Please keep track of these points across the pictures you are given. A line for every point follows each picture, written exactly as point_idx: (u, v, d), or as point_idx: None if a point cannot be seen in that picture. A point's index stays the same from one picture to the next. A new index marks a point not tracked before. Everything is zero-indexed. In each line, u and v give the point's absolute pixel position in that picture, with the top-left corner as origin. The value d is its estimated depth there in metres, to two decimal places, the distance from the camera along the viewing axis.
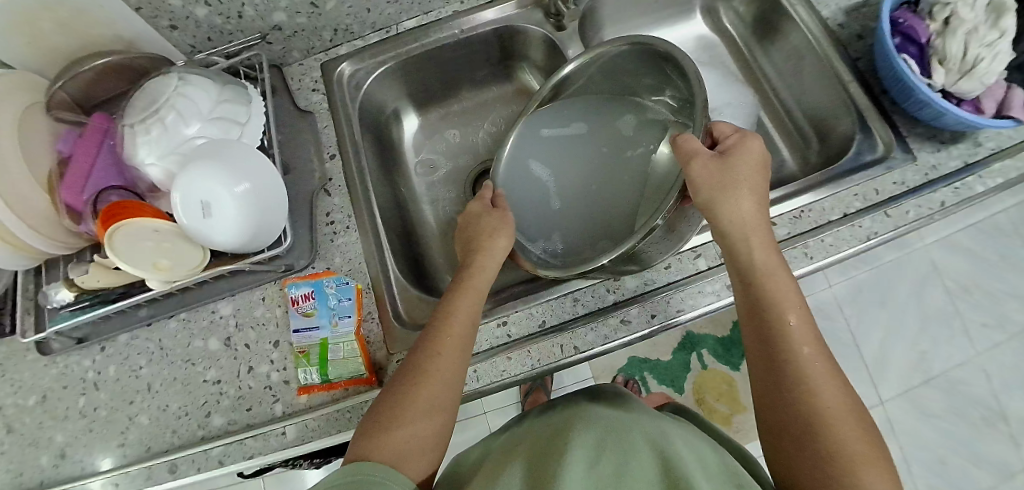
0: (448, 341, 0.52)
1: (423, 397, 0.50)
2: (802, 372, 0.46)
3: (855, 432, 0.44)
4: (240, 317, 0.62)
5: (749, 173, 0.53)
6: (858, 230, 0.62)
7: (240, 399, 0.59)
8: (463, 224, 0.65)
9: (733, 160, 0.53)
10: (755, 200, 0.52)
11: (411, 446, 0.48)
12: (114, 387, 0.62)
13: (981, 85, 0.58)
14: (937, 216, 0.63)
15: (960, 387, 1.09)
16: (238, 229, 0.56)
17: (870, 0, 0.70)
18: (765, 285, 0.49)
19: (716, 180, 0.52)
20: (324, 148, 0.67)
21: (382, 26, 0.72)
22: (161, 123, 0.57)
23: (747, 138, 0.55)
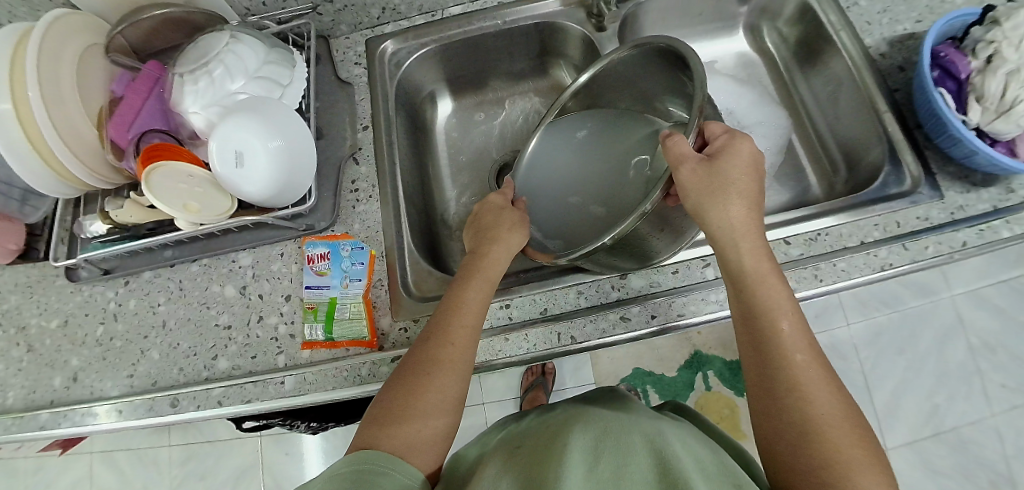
0: (460, 322, 0.54)
1: (437, 375, 0.52)
2: (794, 381, 0.48)
3: (849, 435, 0.46)
4: (258, 269, 0.64)
5: (739, 176, 0.55)
6: (873, 259, 0.61)
7: (247, 346, 0.61)
8: (479, 212, 0.66)
9: (721, 163, 0.55)
10: (744, 204, 0.54)
11: (421, 427, 0.50)
12: (133, 320, 0.65)
13: (1017, 128, 0.57)
14: (958, 256, 0.61)
15: (971, 446, 1.05)
16: (265, 181, 0.58)
17: (917, 34, 0.70)
18: (761, 296, 0.51)
19: (705, 185, 0.55)
20: (358, 119, 0.69)
21: (428, 10, 0.75)
22: (209, 76, 0.60)
23: (736, 138, 0.57)
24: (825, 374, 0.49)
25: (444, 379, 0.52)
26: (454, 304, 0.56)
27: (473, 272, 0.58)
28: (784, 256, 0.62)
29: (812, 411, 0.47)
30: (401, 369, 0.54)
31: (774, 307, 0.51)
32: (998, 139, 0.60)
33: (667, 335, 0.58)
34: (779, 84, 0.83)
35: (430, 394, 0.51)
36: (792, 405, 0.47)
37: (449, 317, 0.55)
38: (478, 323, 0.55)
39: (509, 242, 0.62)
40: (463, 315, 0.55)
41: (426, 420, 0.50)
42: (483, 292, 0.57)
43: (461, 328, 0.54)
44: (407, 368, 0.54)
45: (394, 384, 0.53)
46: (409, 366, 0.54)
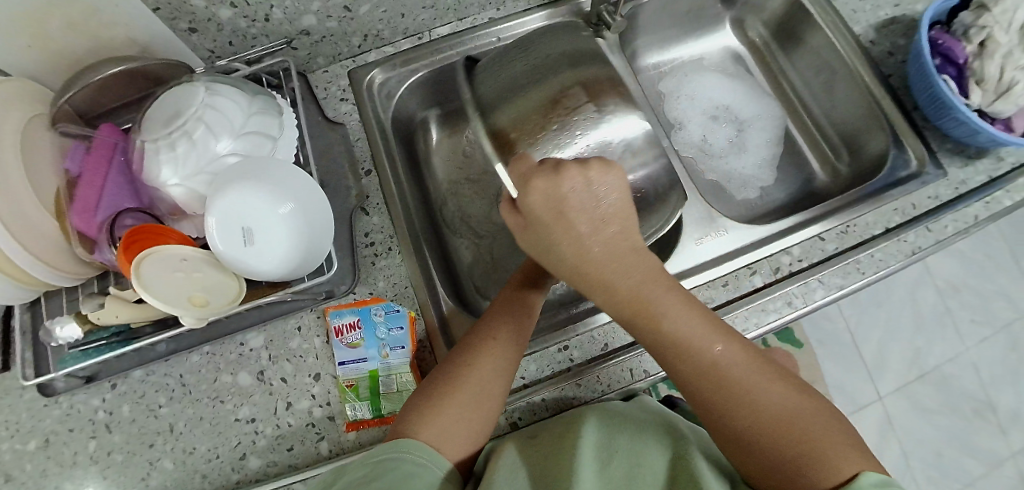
0: (505, 313, 0.52)
1: (479, 365, 0.49)
2: (721, 414, 0.42)
3: (799, 441, 0.40)
4: (274, 349, 0.57)
5: (563, 224, 0.40)
6: (902, 244, 0.63)
7: (279, 439, 0.54)
8: None
9: (534, 215, 0.40)
10: (594, 246, 0.40)
11: (457, 423, 0.47)
12: (130, 429, 0.56)
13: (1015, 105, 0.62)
14: (972, 230, 0.65)
15: (952, 382, 1.14)
16: (282, 250, 0.50)
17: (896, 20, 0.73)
18: (652, 337, 0.42)
19: (535, 249, 0.43)
20: (358, 163, 0.62)
21: (414, 32, 0.68)
22: (189, 138, 0.52)
23: (539, 178, 0.40)
24: (768, 389, 0.42)
25: (493, 374, 0.49)
26: (499, 302, 0.54)
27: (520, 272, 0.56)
28: (822, 252, 0.63)
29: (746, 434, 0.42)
30: (436, 367, 0.51)
31: (676, 344, 0.42)
32: (998, 117, 0.65)
33: None
34: (766, 73, 0.84)
35: (467, 387, 0.48)
36: (722, 424, 0.42)
37: (498, 313, 0.52)
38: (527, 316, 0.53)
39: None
40: (515, 311, 0.52)
41: (461, 416, 0.47)
42: (538, 290, 0.55)
43: (509, 324, 0.51)
44: (442, 365, 0.51)
45: (427, 383, 0.50)
46: (443, 362, 0.51)
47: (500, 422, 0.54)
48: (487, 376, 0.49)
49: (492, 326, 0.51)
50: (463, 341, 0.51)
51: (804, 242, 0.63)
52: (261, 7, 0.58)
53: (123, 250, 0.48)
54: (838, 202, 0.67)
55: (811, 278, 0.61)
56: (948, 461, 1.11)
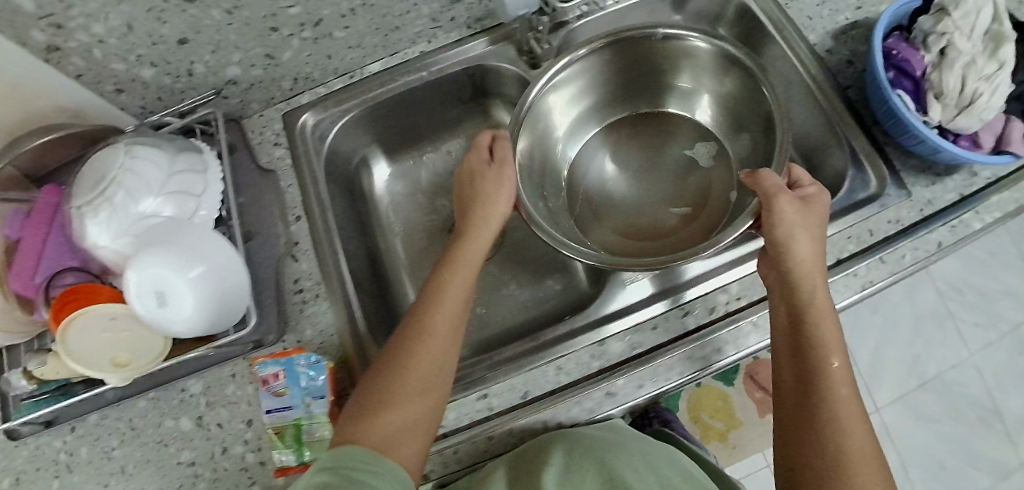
0: (438, 310, 0.54)
1: (413, 366, 0.50)
2: (832, 420, 0.49)
3: (851, 459, 0.48)
4: (212, 395, 0.59)
5: (809, 218, 0.54)
6: (850, 278, 0.60)
7: (216, 482, 0.57)
8: (460, 179, 0.61)
9: (812, 205, 0.55)
10: (811, 249, 0.53)
11: (398, 427, 0.48)
12: (90, 469, 0.58)
13: (979, 121, 0.57)
14: (935, 257, 0.61)
15: (955, 388, 1.08)
16: (196, 314, 0.52)
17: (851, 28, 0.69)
18: (825, 364, 0.51)
19: (816, 221, 0.55)
20: (288, 210, 0.64)
21: (344, 71, 0.68)
22: (110, 203, 0.53)
23: (822, 192, 0.57)
24: (855, 399, 0.51)
25: (431, 372, 0.51)
26: (433, 297, 0.54)
27: (450, 262, 0.57)
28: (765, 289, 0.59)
29: (801, 449, 0.50)
30: (374, 369, 0.52)
31: (831, 357, 0.51)
32: (960, 134, 0.60)
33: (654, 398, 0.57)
34: None
35: (410, 390, 0.49)
36: (840, 446, 0.49)
37: (433, 313, 0.53)
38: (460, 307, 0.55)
39: (497, 213, 0.59)
40: (446, 308, 0.54)
41: (404, 417, 0.48)
42: (469, 279, 0.57)
43: (442, 320, 0.53)
44: (382, 367, 0.51)
45: (369, 387, 0.51)
46: (382, 364, 0.52)
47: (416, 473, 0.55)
48: (425, 374, 0.50)
49: (423, 323, 0.53)
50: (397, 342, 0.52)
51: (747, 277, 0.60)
52: (184, 63, 0.59)
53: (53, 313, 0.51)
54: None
55: (744, 321, 0.57)
56: (954, 474, 1.05)
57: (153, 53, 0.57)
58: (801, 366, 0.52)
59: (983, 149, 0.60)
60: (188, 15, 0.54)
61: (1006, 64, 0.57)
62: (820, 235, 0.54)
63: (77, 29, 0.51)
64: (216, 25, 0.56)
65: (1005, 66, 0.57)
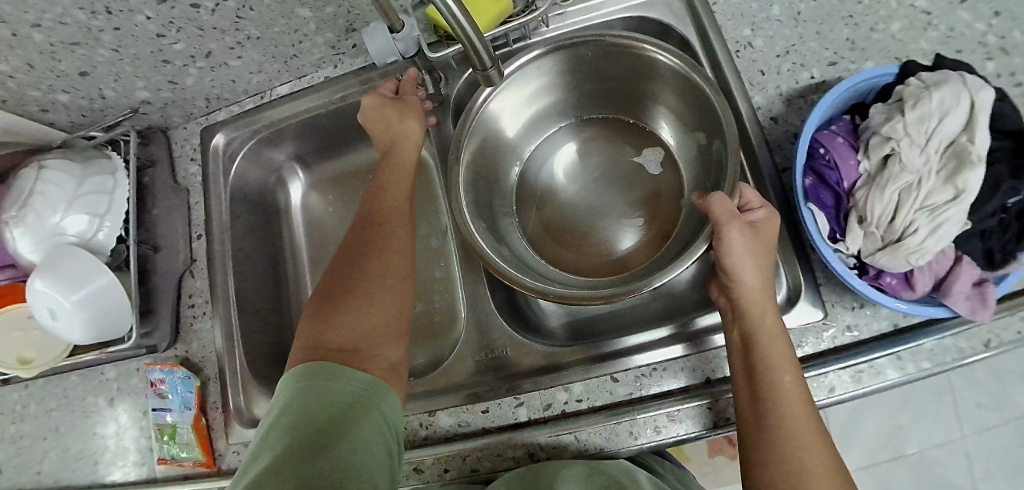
0: (380, 235, 0.53)
1: (357, 282, 0.50)
2: (783, 438, 0.43)
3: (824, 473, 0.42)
4: (121, 382, 0.69)
5: (763, 243, 0.48)
6: (706, 411, 0.51)
7: (117, 456, 0.68)
8: (369, 124, 0.58)
9: (762, 228, 0.48)
10: (763, 269, 0.48)
11: (372, 349, 0.47)
12: (35, 422, 0.71)
13: (906, 263, 0.45)
14: (824, 403, 0.52)
15: (935, 470, 0.89)
16: (80, 332, 0.60)
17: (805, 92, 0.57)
18: (773, 382, 0.45)
19: (760, 251, 0.48)
20: (193, 228, 0.70)
21: (255, 92, 0.70)
22: (22, 222, 0.61)
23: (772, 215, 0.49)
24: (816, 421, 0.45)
25: (376, 332, 0.48)
26: (360, 273, 0.51)
27: (374, 229, 0.53)
28: (609, 396, 0.54)
29: (761, 466, 0.44)
30: (313, 325, 0.49)
31: (782, 379, 0.45)
32: (885, 271, 0.47)
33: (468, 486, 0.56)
34: None
35: (365, 355, 0.47)
36: (793, 456, 0.43)
37: (365, 283, 0.50)
38: (402, 248, 0.54)
39: (414, 127, 0.58)
40: (380, 271, 0.51)
41: (367, 341, 0.48)
42: (405, 239, 0.54)
43: (369, 277, 0.51)
44: (318, 327, 0.48)
45: (313, 337, 0.48)
46: (317, 318, 0.49)
47: None
48: (377, 338, 0.48)
49: (350, 277, 0.50)
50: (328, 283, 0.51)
51: (591, 378, 0.55)
52: (93, 89, 0.64)
53: None
54: (691, 329, 0.58)
55: (564, 434, 0.53)
56: None
57: (61, 82, 0.62)
58: (754, 385, 0.46)
59: (914, 293, 0.47)
60: (78, 53, 0.58)
61: (965, 194, 0.44)
62: (770, 257, 0.48)
63: None
64: (108, 61, 0.60)
65: (962, 196, 0.44)
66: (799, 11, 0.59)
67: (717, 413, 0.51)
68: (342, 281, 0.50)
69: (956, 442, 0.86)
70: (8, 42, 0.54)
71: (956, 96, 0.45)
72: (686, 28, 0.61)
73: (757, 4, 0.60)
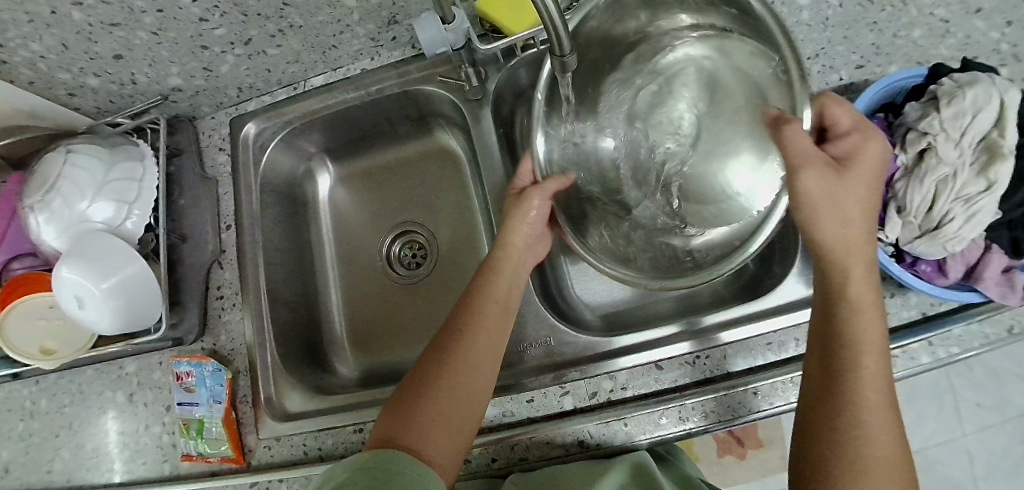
0: (485, 298, 0.54)
1: (450, 353, 0.51)
2: (856, 412, 0.41)
3: (882, 459, 0.40)
4: (141, 377, 0.67)
5: (853, 189, 0.45)
6: (751, 397, 0.53)
7: (137, 453, 0.65)
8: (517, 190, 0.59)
9: (850, 173, 0.45)
10: (862, 220, 0.45)
11: (433, 433, 0.47)
12: (47, 418, 0.69)
13: (942, 250, 0.49)
14: None
15: (938, 469, 0.88)
16: (106, 322, 0.58)
17: (835, 92, 0.60)
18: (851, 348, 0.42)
19: (835, 197, 0.45)
20: (221, 218, 0.69)
21: (289, 82, 0.70)
22: (49, 207, 0.59)
23: (867, 141, 0.46)
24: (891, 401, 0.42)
25: (440, 446, 0.47)
26: (462, 334, 0.52)
27: (472, 324, 0.52)
28: (654, 384, 0.55)
29: (829, 441, 0.41)
30: (391, 414, 0.49)
31: (863, 340, 0.42)
32: (920, 258, 0.51)
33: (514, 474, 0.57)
34: None
35: (424, 460, 0.46)
36: (852, 434, 0.41)
37: (467, 352, 0.51)
38: (499, 321, 0.53)
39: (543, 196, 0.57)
40: (465, 379, 0.50)
41: (438, 418, 0.48)
42: (496, 355, 0.52)
43: (456, 370, 0.50)
44: (400, 422, 0.47)
45: (392, 425, 0.48)
46: (406, 397, 0.49)
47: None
48: (443, 445, 0.47)
49: (451, 349, 0.51)
50: (433, 350, 0.52)
51: (634, 367, 0.56)
52: (124, 75, 0.63)
53: (5, 293, 0.61)
54: (709, 325, 0.56)
55: (613, 421, 0.54)
56: None
57: (93, 65, 0.60)
58: (838, 324, 0.43)
59: (948, 279, 0.51)
60: (116, 35, 0.57)
61: (996, 186, 0.48)
62: (868, 213, 0.45)
63: (18, 48, 0.55)
64: (145, 44, 0.59)
65: (994, 189, 0.48)
66: (826, 16, 0.62)
67: (745, 404, 0.53)
68: (427, 368, 0.51)
69: (956, 441, 0.88)
70: (45, 20, 0.53)
71: (988, 95, 0.48)
72: None
73: (788, 8, 0.63)
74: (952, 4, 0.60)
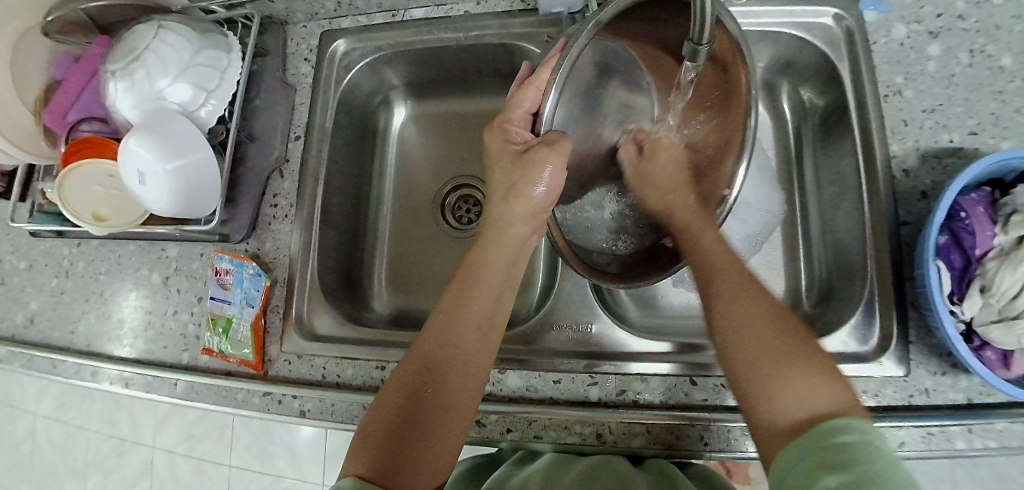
0: (469, 305, 0.49)
1: (436, 370, 0.47)
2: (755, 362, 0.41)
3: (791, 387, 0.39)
4: (180, 263, 0.67)
5: (670, 169, 0.56)
6: None
7: (160, 335, 0.66)
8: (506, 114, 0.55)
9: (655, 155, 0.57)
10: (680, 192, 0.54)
11: (433, 453, 0.44)
12: (80, 280, 0.70)
13: (1016, 342, 0.47)
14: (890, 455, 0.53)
15: None
16: (164, 201, 0.59)
17: (944, 154, 0.57)
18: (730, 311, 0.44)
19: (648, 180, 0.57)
20: (292, 128, 0.68)
21: (388, 9, 0.68)
22: (131, 76, 0.58)
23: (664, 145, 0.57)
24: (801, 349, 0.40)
25: (438, 453, 0.45)
26: (444, 348, 0.48)
27: (464, 316, 0.49)
28: (684, 398, 0.55)
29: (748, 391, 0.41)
30: (385, 424, 0.45)
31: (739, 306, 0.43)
32: (989, 344, 0.49)
33: (522, 450, 0.57)
34: (779, 156, 0.71)
35: (422, 468, 0.43)
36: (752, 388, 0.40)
37: (447, 366, 0.47)
38: (483, 333, 0.49)
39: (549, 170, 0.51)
40: (459, 379, 0.47)
41: (432, 438, 0.45)
42: (492, 349, 0.49)
43: (444, 386, 0.47)
44: (394, 433, 0.44)
45: (371, 457, 0.43)
46: (388, 419, 0.45)
47: (292, 406, 0.60)
48: (432, 468, 0.44)
49: (433, 363, 0.47)
50: (411, 362, 0.48)
51: (669, 376, 0.55)
52: None
53: (71, 152, 0.61)
54: None
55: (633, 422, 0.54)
56: None
57: None
58: (733, 298, 0.44)
59: (1009, 373, 0.49)
60: None
61: None
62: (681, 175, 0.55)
63: None
64: None
65: None
66: (954, 73, 0.59)
67: None
68: (409, 388, 0.46)
69: None
70: None
71: None
72: (841, 63, 0.62)
73: (917, 55, 0.60)
74: None
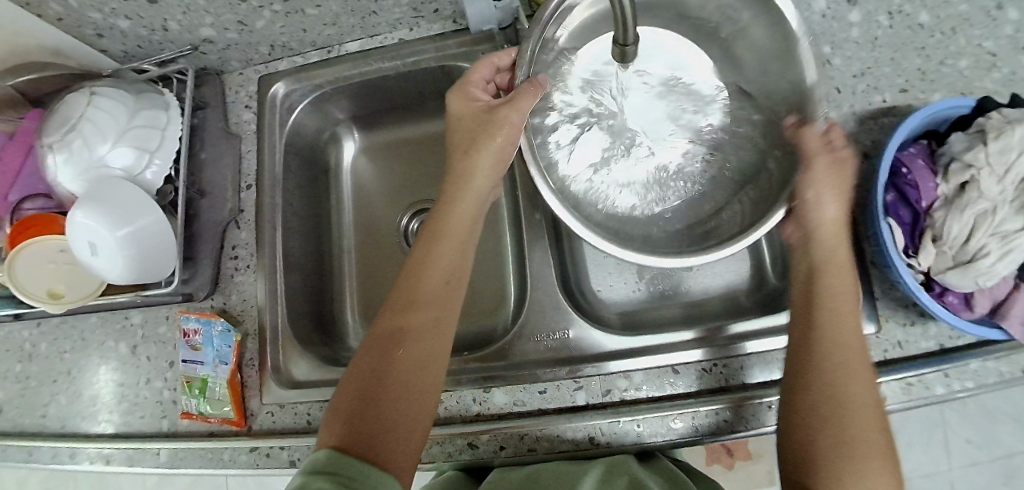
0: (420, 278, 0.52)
1: (394, 344, 0.49)
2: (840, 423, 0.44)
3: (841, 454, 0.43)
4: (146, 330, 0.66)
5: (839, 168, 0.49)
6: (765, 411, 0.53)
7: (136, 406, 0.65)
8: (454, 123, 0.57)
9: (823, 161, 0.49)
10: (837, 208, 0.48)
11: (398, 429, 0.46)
12: (45, 362, 0.68)
13: (973, 284, 0.49)
14: None
15: None
16: (120, 269, 0.57)
17: (878, 114, 0.59)
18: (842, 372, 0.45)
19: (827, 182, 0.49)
20: (242, 176, 0.67)
21: (323, 45, 0.68)
22: (68, 148, 0.57)
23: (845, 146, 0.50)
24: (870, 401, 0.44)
25: (404, 430, 0.46)
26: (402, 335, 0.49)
27: (424, 276, 0.51)
28: (668, 388, 0.55)
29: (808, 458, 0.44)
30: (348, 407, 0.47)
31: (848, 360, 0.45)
32: (949, 290, 0.51)
33: (519, 463, 0.57)
34: None
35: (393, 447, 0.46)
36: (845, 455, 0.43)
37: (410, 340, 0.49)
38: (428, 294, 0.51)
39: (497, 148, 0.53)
40: (415, 368, 0.49)
41: (399, 419, 0.47)
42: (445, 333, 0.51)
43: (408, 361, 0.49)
44: (359, 408, 0.47)
45: (344, 426, 0.46)
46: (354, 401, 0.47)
47: (281, 457, 0.58)
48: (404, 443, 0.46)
49: (396, 347, 0.49)
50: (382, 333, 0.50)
51: (650, 369, 0.56)
52: (156, 20, 0.60)
53: (16, 233, 0.59)
54: (719, 336, 0.56)
55: (623, 420, 0.54)
56: None
57: (126, 8, 0.58)
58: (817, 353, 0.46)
59: (972, 313, 0.51)
60: None
61: None
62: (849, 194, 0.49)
63: None
64: None
65: None
66: (876, 37, 0.61)
67: (757, 416, 0.53)
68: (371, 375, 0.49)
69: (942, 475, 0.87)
70: None
71: None
72: None
73: (839, 24, 0.62)
74: (1003, 39, 0.59)
